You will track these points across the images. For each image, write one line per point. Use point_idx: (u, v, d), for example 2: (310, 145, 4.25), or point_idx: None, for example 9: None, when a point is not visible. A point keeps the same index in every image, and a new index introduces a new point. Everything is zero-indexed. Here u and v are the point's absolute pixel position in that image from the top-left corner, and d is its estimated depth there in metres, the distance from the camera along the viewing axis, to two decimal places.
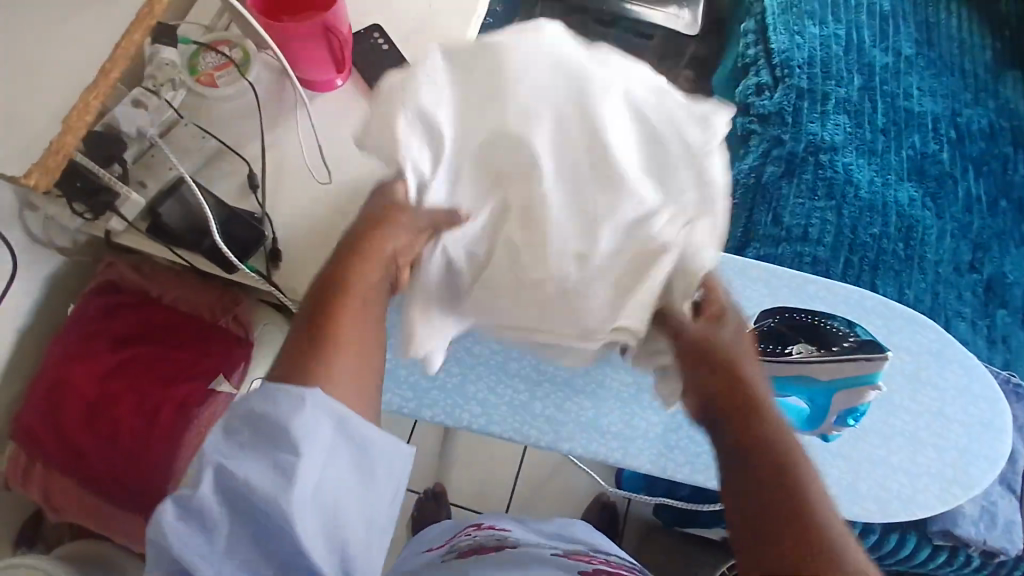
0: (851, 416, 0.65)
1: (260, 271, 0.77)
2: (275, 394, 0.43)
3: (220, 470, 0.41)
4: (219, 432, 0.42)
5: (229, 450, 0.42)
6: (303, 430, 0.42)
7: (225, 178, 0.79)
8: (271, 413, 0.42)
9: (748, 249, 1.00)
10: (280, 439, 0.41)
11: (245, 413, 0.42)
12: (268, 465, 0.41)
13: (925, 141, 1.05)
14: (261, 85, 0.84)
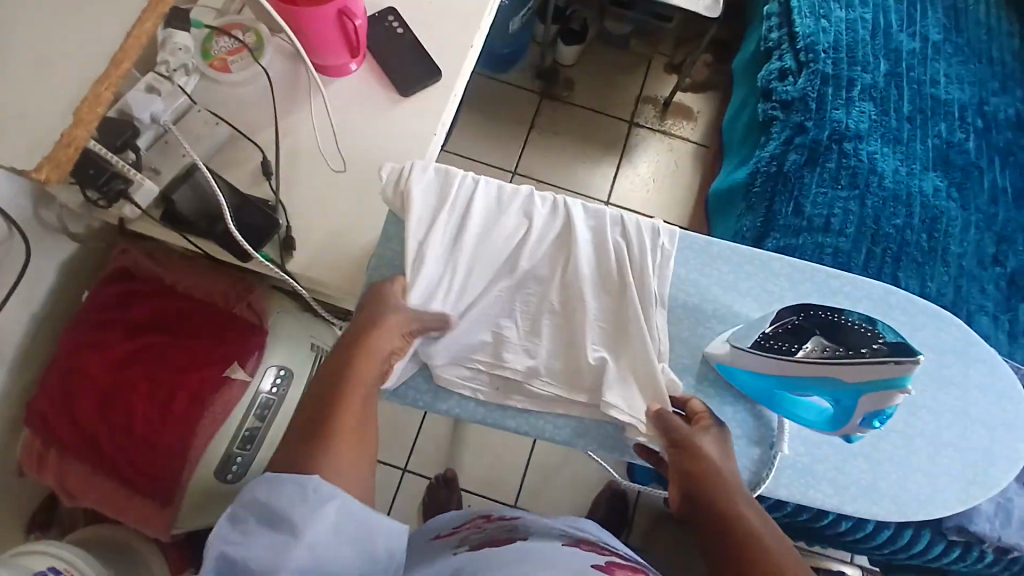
0: (877, 419, 0.60)
1: (274, 259, 0.76)
2: (278, 482, 0.46)
3: (225, 554, 0.43)
4: (223, 525, 0.45)
5: (238, 533, 0.44)
6: (302, 503, 0.45)
7: (237, 165, 0.79)
8: (275, 499, 0.45)
9: (767, 238, 0.97)
10: (282, 522, 0.44)
11: (245, 502, 0.46)
12: (268, 543, 0.43)
13: (951, 130, 1.02)
14: (274, 70, 0.83)
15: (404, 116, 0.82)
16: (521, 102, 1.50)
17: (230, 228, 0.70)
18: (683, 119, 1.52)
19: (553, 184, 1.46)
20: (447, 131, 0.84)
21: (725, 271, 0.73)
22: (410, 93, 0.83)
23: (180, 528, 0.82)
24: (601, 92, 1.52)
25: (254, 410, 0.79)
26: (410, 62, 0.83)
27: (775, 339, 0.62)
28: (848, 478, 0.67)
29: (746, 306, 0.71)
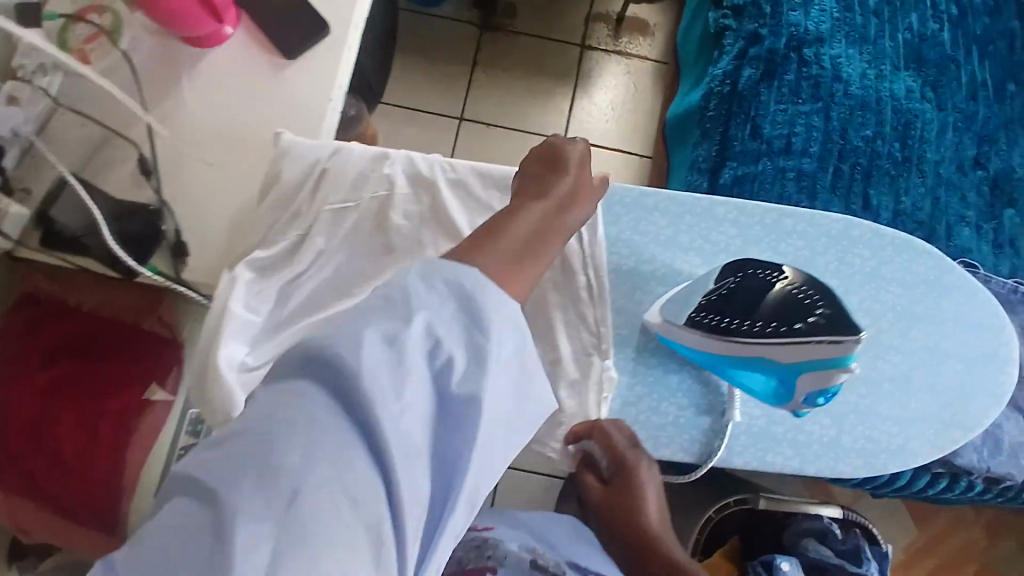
0: (821, 397, 0.56)
1: (165, 271, 0.69)
2: (481, 283, 0.42)
3: (387, 333, 0.38)
4: (407, 287, 0.41)
5: (422, 310, 0.40)
6: (491, 327, 0.41)
7: (116, 170, 0.71)
8: (474, 296, 0.42)
9: (723, 169, 0.88)
10: (470, 318, 0.41)
11: (440, 274, 0.42)
12: (453, 330, 0.40)
13: (924, 21, 0.92)
14: (139, 54, 0.73)
15: (293, 84, 0.72)
16: (459, 38, 1.37)
17: (110, 243, 0.63)
18: (639, 35, 1.38)
19: (504, 126, 1.35)
20: (344, 95, 0.74)
21: (663, 225, 0.65)
22: (296, 54, 0.72)
23: None
24: (546, 15, 1.38)
25: (187, 426, 0.77)
26: (291, 22, 0.72)
27: (711, 312, 0.58)
28: (809, 438, 0.64)
29: (689, 262, 0.64)
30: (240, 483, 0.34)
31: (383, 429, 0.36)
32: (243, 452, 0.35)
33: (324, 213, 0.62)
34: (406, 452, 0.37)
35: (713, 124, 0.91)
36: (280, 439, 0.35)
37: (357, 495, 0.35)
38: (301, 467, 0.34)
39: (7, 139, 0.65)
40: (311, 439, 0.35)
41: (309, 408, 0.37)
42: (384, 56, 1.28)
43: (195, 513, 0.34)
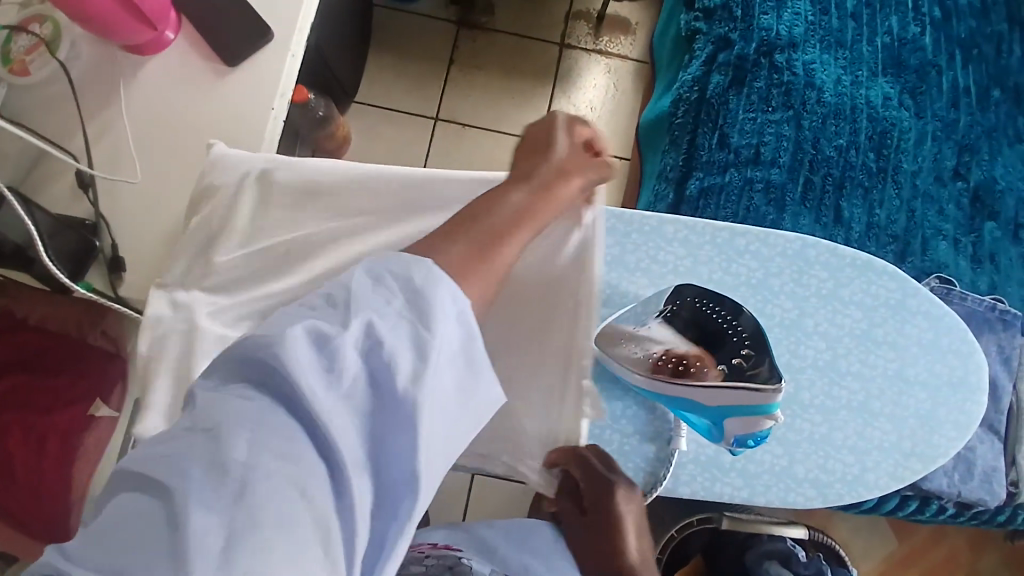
0: (751, 439, 0.56)
1: (100, 288, 0.68)
2: (428, 273, 0.38)
3: (321, 330, 0.35)
4: (350, 283, 0.37)
5: (368, 306, 0.36)
6: (441, 316, 0.37)
7: (53, 182, 0.69)
8: (421, 288, 0.37)
9: (690, 180, 0.85)
10: (417, 312, 0.37)
11: (388, 266, 0.38)
12: (398, 326, 0.36)
13: (904, 24, 0.88)
14: (79, 62, 0.71)
15: (238, 91, 0.71)
16: (437, 35, 1.34)
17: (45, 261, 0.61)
18: (620, 34, 1.34)
19: (480, 127, 1.32)
20: (288, 103, 0.72)
21: (610, 245, 0.63)
22: (239, 60, 0.70)
23: None
24: (525, 12, 1.35)
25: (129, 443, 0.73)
26: (237, 31, 0.70)
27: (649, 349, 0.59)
28: (759, 465, 0.62)
29: (636, 283, 0.63)
30: (188, 478, 0.30)
31: (326, 428, 0.33)
32: (191, 451, 0.31)
33: (255, 230, 0.62)
34: (344, 453, 0.33)
35: (681, 131, 0.88)
36: (221, 438, 0.32)
37: (302, 490, 0.32)
38: (249, 461, 0.31)
39: None
40: (253, 437, 0.32)
41: (254, 405, 0.33)
42: (357, 55, 1.26)
43: (146, 506, 0.30)
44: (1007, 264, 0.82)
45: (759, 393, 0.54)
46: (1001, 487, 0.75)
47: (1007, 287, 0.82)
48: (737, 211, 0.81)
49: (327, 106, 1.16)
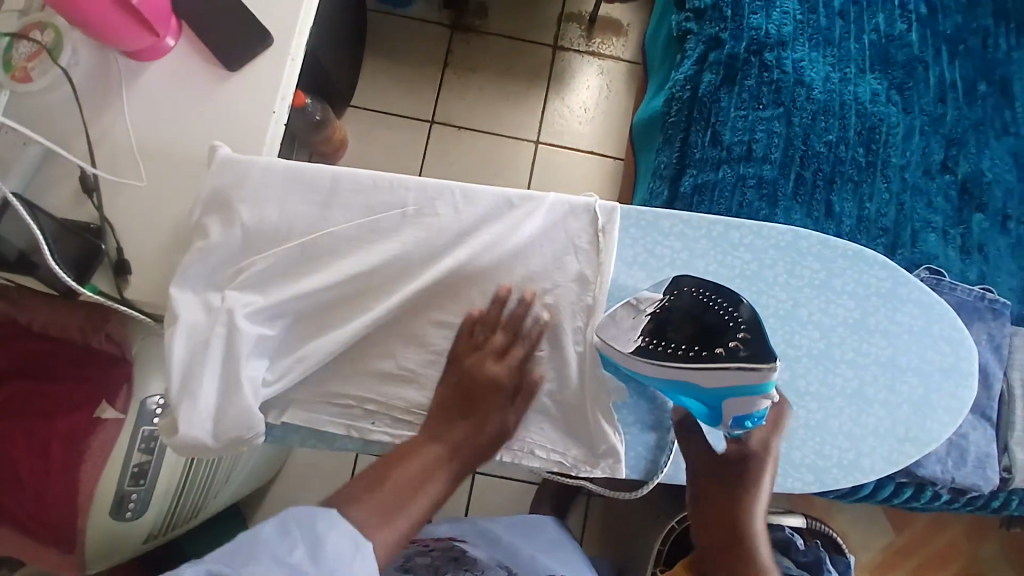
0: (747, 420, 0.58)
1: (106, 291, 0.68)
2: (323, 522, 0.47)
3: (219, 569, 0.42)
4: (260, 533, 0.46)
5: (269, 551, 0.44)
6: (339, 555, 0.46)
7: (56, 186, 0.70)
8: (321, 532, 0.47)
9: (684, 176, 0.87)
10: (314, 549, 0.45)
11: (293, 522, 0.47)
12: (292, 564, 0.44)
13: (891, 21, 0.90)
14: (81, 69, 0.72)
15: (238, 94, 0.72)
16: (431, 38, 1.36)
17: (52, 266, 0.62)
18: (612, 36, 1.36)
19: (475, 128, 1.33)
20: (288, 107, 0.73)
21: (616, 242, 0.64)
22: (239, 66, 0.72)
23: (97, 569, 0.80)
24: (518, 14, 1.37)
25: (139, 444, 0.74)
26: (238, 38, 0.72)
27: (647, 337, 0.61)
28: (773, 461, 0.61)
29: (634, 277, 0.64)
30: None
31: None
32: None
33: None
34: None
35: (675, 129, 0.90)
36: None
37: None
38: None
39: None
40: None
41: None
42: (352, 58, 1.27)
43: None
44: (996, 255, 0.84)
45: (754, 376, 0.54)
46: (995, 472, 0.77)
47: (995, 277, 0.84)
48: (731, 207, 0.82)
49: (324, 110, 1.17)
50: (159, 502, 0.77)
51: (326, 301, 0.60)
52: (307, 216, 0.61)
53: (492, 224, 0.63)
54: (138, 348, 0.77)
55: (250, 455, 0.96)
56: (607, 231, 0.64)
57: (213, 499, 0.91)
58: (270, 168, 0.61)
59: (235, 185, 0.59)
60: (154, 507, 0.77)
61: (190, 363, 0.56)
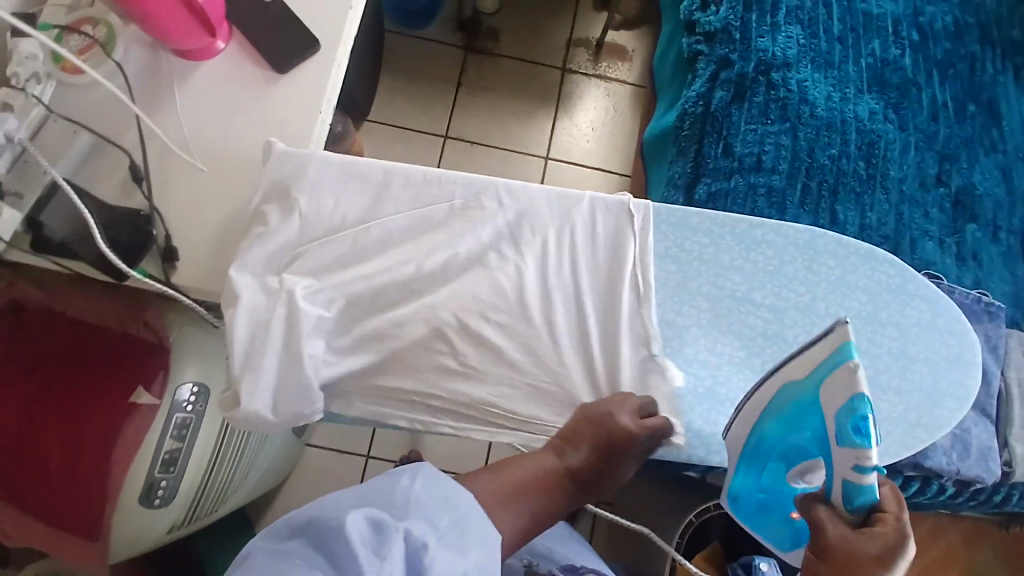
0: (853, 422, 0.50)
1: (154, 275, 0.70)
2: (454, 502, 0.50)
3: (376, 517, 0.46)
4: (409, 495, 0.49)
5: (412, 514, 0.48)
6: (474, 537, 0.49)
7: (105, 177, 0.72)
8: (455, 509, 0.50)
9: (698, 185, 0.92)
10: (450, 528, 0.49)
11: (435, 493, 0.50)
12: (430, 534, 0.47)
13: (886, 47, 0.98)
14: (132, 65, 0.75)
15: (287, 95, 0.75)
16: (444, 58, 1.41)
17: (102, 246, 0.64)
18: (618, 60, 1.43)
19: (489, 145, 1.38)
20: (333, 108, 0.77)
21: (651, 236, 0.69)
22: (288, 68, 0.75)
23: (117, 560, 0.80)
24: (529, 38, 1.43)
25: (172, 430, 0.75)
26: (287, 39, 0.76)
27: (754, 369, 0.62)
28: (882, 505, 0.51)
29: (663, 268, 0.69)
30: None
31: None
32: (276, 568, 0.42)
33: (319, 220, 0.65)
34: None
35: (688, 141, 0.96)
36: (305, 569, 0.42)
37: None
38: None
39: None
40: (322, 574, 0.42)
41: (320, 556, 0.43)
42: (370, 76, 1.32)
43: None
44: (988, 262, 0.91)
45: (838, 396, 0.52)
46: (997, 464, 0.82)
47: (989, 283, 0.90)
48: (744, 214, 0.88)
49: (344, 123, 1.21)
50: (187, 491, 0.77)
51: (384, 287, 0.65)
52: (364, 207, 0.66)
53: (531, 218, 0.68)
54: (175, 337, 0.78)
55: (268, 450, 0.97)
56: (641, 228, 0.69)
57: (234, 493, 0.91)
58: (327, 161, 0.65)
59: (294, 176, 0.63)
60: (182, 496, 0.77)
61: (251, 340, 0.60)
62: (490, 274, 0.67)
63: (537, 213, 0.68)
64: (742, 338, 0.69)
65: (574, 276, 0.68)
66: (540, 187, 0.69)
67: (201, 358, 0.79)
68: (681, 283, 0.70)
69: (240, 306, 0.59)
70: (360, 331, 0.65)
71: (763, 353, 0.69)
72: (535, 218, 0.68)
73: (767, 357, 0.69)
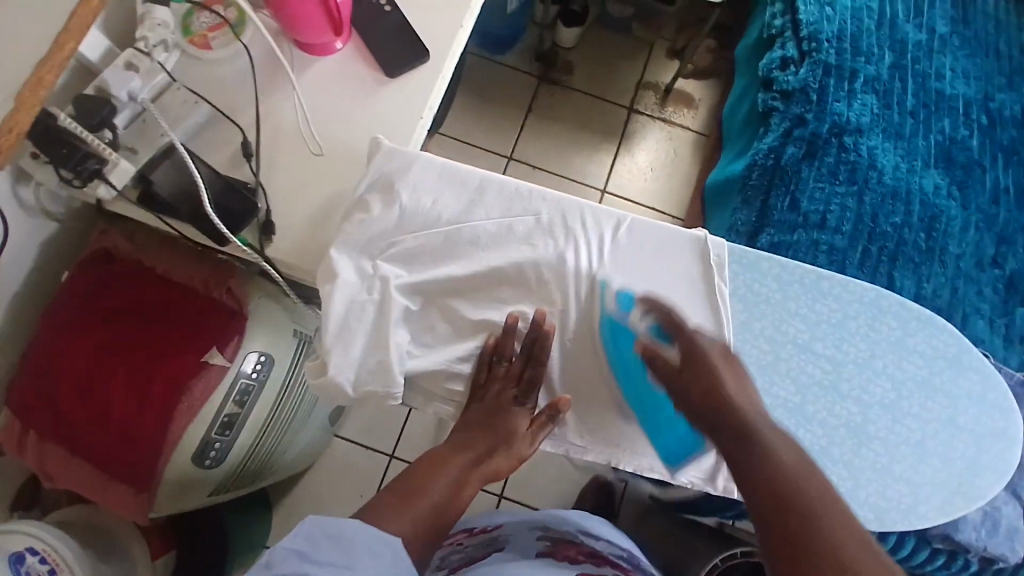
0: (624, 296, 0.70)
1: (252, 244, 0.74)
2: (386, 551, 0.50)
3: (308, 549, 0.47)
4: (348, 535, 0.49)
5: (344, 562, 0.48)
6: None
7: (217, 147, 0.77)
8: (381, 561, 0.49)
9: (761, 234, 0.96)
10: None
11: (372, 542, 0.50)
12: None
13: (955, 126, 1.01)
14: (256, 49, 0.81)
15: (394, 97, 0.81)
16: (516, 83, 1.48)
17: (207, 210, 0.69)
18: (684, 107, 1.48)
19: (549, 170, 1.44)
20: (433, 116, 0.82)
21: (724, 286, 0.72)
22: (398, 73, 0.81)
23: (157, 513, 0.82)
24: (600, 77, 1.49)
25: (234, 396, 0.78)
26: (397, 44, 0.81)
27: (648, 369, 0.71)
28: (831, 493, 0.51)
29: (733, 309, 0.72)
30: None
31: None
32: None
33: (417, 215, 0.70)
34: None
35: (755, 192, 1.00)
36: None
37: None
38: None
39: (122, 101, 0.72)
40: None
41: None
42: (447, 91, 1.38)
43: None
44: None
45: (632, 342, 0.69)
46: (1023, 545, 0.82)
47: None
48: None
49: None
50: (238, 452, 0.81)
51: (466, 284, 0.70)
52: (453, 202, 0.71)
53: (609, 240, 0.72)
54: (254, 307, 0.82)
55: (309, 429, 0.99)
56: (719, 264, 0.72)
57: (272, 468, 0.94)
58: (429, 162, 0.72)
59: (399, 171, 0.70)
60: (232, 457, 0.81)
61: (345, 317, 0.65)
62: (567, 294, 0.70)
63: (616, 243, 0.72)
64: (799, 383, 0.71)
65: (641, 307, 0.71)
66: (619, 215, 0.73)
67: (268, 328, 0.82)
68: (746, 321, 0.72)
69: (338, 283, 0.65)
70: (439, 322, 0.70)
71: (816, 402, 0.72)
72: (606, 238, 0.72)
73: (820, 406, 0.71)
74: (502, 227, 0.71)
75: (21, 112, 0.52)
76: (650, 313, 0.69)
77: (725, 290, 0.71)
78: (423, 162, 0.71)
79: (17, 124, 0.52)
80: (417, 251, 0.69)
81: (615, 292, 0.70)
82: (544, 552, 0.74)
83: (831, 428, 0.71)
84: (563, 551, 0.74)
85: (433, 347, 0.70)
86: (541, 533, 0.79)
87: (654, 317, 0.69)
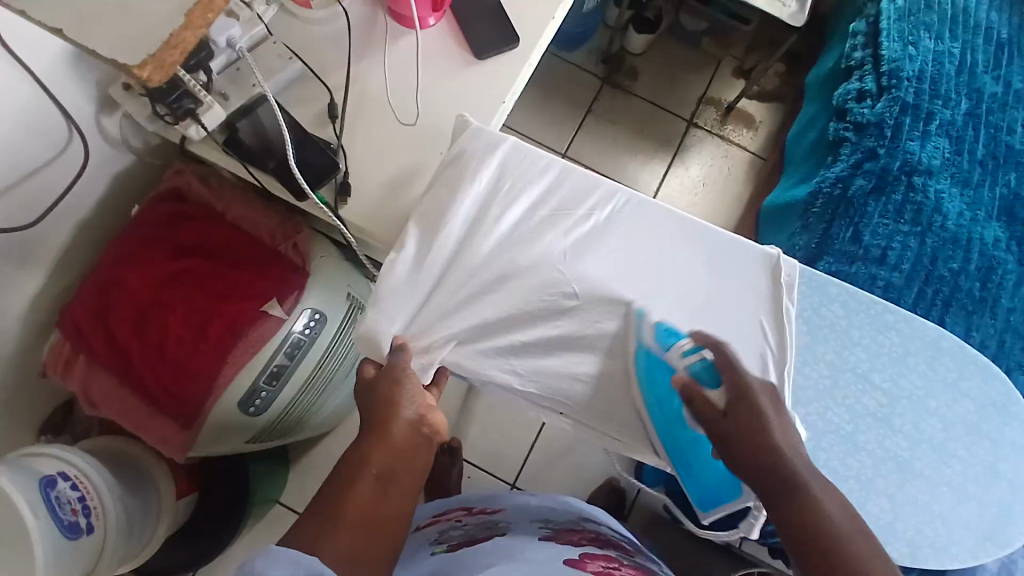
0: (667, 333, 0.69)
1: (328, 204, 0.76)
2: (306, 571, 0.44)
3: None
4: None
5: None
6: None
7: (305, 104, 0.78)
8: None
9: (819, 261, 0.97)
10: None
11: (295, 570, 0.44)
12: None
13: (1022, 181, 1.00)
14: (353, 13, 0.81)
15: (480, 79, 0.81)
16: (579, 82, 1.48)
17: (292, 166, 0.70)
18: (743, 127, 1.48)
19: (601, 172, 1.44)
20: (515, 101, 0.83)
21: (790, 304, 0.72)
22: (485, 56, 0.81)
23: (195, 453, 0.83)
24: (665, 87, 1.49)
25: (285, 349, 0.79)
26: (489, 24, 0.81)
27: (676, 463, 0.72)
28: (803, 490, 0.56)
29: (797, 328, 0.73)
30: None
31: None
32: None
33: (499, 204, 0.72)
34: None
35: (816, 220, 1.00)
36: None
37: None
38: None
39: (220, 47, 0.73)
40: None
41: None
42: None
43: None
44: None
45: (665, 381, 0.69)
46: None
47: None
48: None
49: None
50: (280, 404, 0.82)
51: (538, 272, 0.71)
52: (534, 190, 0.73)
53: (682, 245, 0.73)
54: (316, 264, 0.84)
55: (343, 392, 1.00)
56: (789, 282, 0.72)
57: (310, 420, 0.96)
58: (513, 147, 0.73)
59: (483, 150, 0.72)
60: (274, 407, 0.83)
61: (408, 282, 0.68)
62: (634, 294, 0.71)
63: (688, 249, 0.73)
64: (853, 413, 0.73)
65: (709, 317, 0.71)
66: (690, 221, 0.74)
67: (326, 288, 0.83)
68: (808, 343, 0.73)
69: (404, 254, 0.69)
70: (499, 305, 0.70)
71: (867, 432, 0.73)
72: (665, 237, 0.74)
73: (871, 437, 0.73)
74: (578, 221, 0.73)
75: (186, 32, 0.54)
76: (696, 350, 0.66)
77: (792, 309, 0.72)
78: (515, 145, 0.73)
79: (180, 44, 0.54)
80: (502, 230, 0.71)
81: (656, 325, 0.70)
82: (548, 536, 0.74)
83: (878, 459, 0.73)
84: (566, 536, 0.74)
85: (517, 356, 0.70)
86: (544, 525, 0.78)
87: (700, 351, 0.66)
